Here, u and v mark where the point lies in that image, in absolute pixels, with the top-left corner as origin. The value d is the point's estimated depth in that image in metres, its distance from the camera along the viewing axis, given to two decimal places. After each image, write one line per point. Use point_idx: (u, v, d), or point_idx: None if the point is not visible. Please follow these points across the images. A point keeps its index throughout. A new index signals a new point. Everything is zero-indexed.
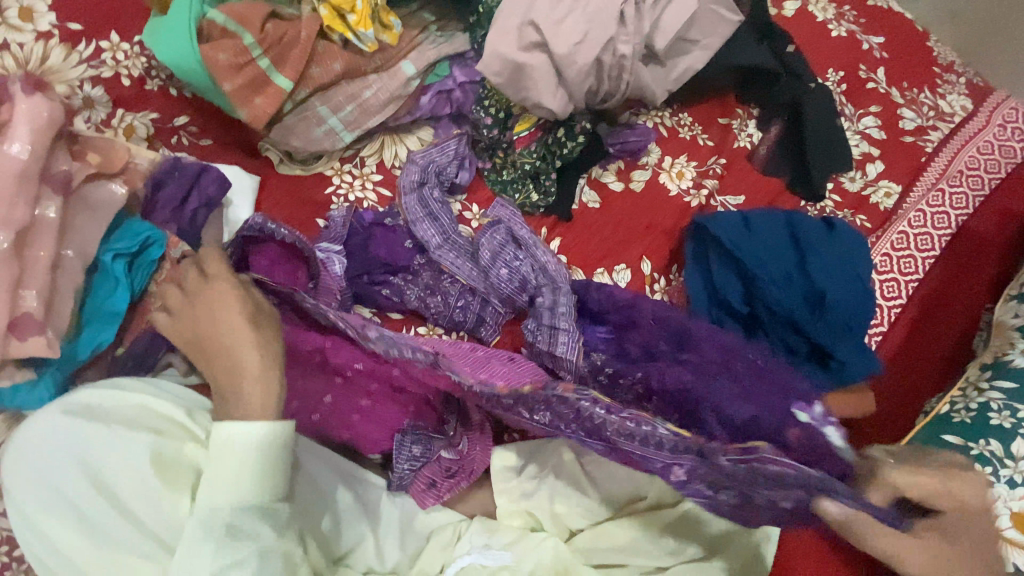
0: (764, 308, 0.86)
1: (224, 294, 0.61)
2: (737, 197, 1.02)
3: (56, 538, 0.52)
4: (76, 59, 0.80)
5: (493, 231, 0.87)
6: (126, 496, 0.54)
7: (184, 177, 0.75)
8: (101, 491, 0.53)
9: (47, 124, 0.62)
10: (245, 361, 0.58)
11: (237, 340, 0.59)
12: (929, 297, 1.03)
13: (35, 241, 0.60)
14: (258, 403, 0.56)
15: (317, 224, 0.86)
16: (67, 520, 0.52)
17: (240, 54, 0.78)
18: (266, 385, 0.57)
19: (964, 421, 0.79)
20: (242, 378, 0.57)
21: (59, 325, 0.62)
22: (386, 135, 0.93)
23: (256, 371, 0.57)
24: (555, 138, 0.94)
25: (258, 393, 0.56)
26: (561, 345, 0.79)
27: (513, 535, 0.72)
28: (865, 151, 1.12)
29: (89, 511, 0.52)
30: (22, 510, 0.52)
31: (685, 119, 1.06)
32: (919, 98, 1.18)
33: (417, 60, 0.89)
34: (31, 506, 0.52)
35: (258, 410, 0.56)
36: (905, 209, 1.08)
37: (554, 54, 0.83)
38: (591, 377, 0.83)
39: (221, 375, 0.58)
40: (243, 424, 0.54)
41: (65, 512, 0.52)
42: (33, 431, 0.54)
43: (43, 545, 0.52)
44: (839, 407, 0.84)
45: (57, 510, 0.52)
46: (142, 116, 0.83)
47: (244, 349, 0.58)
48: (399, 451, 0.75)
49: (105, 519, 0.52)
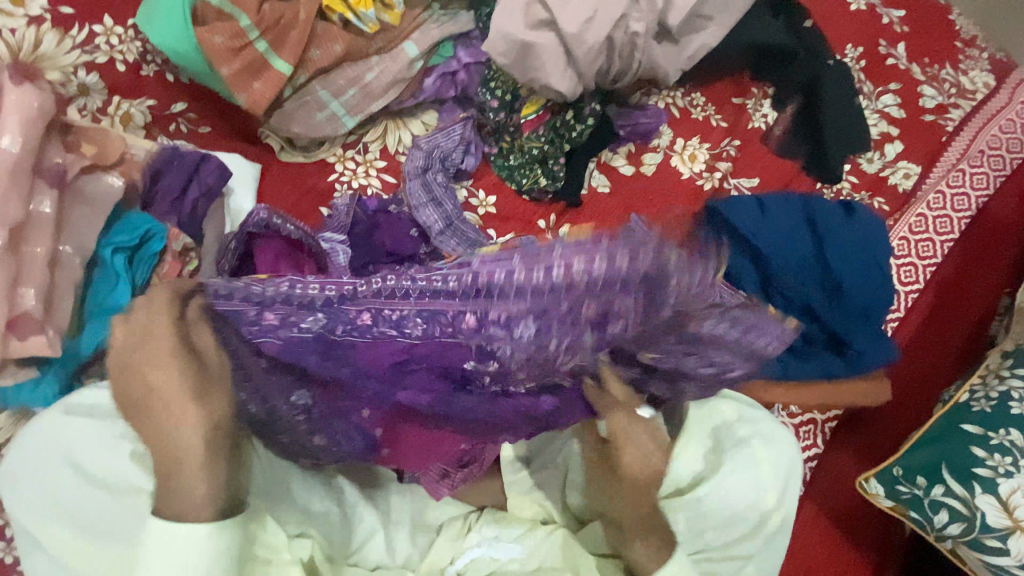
0: (780, 295, 0.82)
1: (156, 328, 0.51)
2: (751, 179, 0.99)
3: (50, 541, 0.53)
4: (69, 44, 0.76)
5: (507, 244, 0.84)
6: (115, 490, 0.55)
7: (183, 166, 0.74)
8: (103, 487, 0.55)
9: (38, 115, 0.60)
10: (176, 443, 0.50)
11: (188, 417, 0.50)
12: (947, 282, 1.00)
13: (30, 237, 0.59)
14: (200, 495, 0.51)
15: (320, 212, 0.84)
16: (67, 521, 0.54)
17: (236, 36, 0.75)
18: (207, 480, 0.51)
19: (984, 410, 0.77)
20: (188, 465, 0.50)
21: (60, 322, 0.60)
22: (389, 120, 0.90)
23: (206, 452, 0.51)
24: (563, 120, 0.91)
25: (213, 479, 0.52)
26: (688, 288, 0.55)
27: (523, 528, 0.73)
28: (884, 131, 1.08)
29: (87, 505, 0.54)
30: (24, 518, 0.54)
31: (697, 99, 1.02)
32: (940, 74, 1.14)
33: (420, 40, 0.86)
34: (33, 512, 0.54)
35: (196, 507, 0.51)
36: (924, 190, 1.05)
37: (564, 32, 0.80)
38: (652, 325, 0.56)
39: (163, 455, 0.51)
40: (184, 500, 0.51)
41: (70, 511, 0.54)
42: (25, 438, 0.56)
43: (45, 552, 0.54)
44: (846, 394, 0.84)
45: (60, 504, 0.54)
46: (139, 103, 0.81)
47: (190, 418, 0.50)
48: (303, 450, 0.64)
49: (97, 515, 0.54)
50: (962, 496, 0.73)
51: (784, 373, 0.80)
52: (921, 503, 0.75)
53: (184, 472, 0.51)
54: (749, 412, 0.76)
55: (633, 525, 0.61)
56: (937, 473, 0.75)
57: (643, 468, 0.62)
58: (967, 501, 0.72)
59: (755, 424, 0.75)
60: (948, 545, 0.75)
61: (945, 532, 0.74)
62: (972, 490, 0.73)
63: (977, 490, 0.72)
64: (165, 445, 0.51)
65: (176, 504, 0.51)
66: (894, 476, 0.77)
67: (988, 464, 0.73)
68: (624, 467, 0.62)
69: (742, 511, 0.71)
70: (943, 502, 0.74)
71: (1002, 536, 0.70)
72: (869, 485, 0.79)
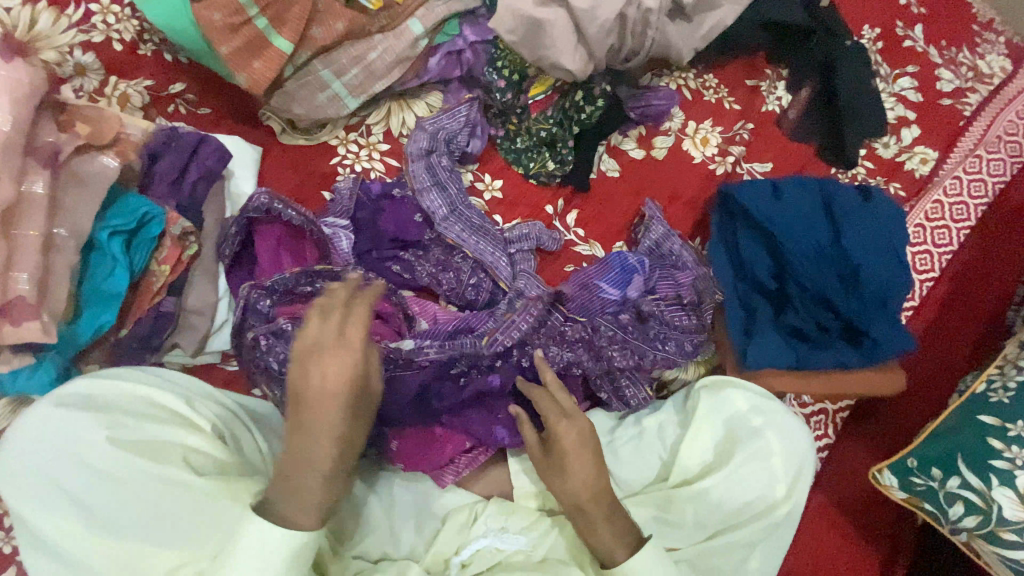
0: (795, 283, 0.80)
1: (344, 341, 0.52)
2: (763, 164, 0.97)
3: (54, 534, 0.51)
4: (64, 24, 0.76)
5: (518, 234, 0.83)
6: (120, 483, 0.53)
7: (181, 147, 0.71)
8: (105, 476, 0.52)
9: (29, 93, 0.58)
10: (316, 453, 0.51)
11: (336, 421, 0.52)
12: (963, 271, 0.98)
13: (23, 219, 0.57)
14: (314, 500, 0.52)
15: (323, 196, 0.82)
16: (72, 516, 0.51)
17: (235, 13, 0.72)
18: (327, 488, 0.52)
19: (1002, 401, 0.75)
20: (312, 471, 0.51)
21: (55, 308, 0.59)
22: (393, 101, 0.87)
23: (334, 464, 0.52)
24: (572, 102, 0.87)
25: (319, 491, 0.52)
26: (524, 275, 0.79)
27: (531, 519, 0.70)
28: (901, 115, 1.05)
29: (99, 501, 0.52)
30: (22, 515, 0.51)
31: (710, 81, 0.99)
32: (958, 57, 1.10)
33: (426, 18, 0.82)
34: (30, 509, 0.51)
35: (299, 514, 0.52)
36: (941, 176, 1.02)
37: (574, 8, 0.78)
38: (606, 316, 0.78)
39: (293, 456, 0.52)
40: (290, 506, 0.52)
41: (73, 503, 0.51)
42: (23, 429, 0.54)
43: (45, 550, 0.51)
44: (860, 385, 0.81)
45: (59, 497, 0.51)
46: (137, 83, 0.79)
47: (336, 423, 0.52)
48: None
49: (102, 509, 0.51)
50: (978, 488, 0.71)
51: (796, 363, 0.79)
52: (936, 495, 0.74)
53: (309, 476, 0.51)
54: (763, 404, 0.73)
55: (597, 510, 0.63)
56: (953, 465, 0.74)
57: (581, 454, 0.65)
58: (983, 494, 0.71)
59: (768, 416, 0.73)
60: (963, 539, 0.73)
61: (959, 525, 0.73)
62: (988, 482, 0.71)
63: (994, 482, 0.71)
64: (301, 448, 0.52)
65: (283, 505, 0.52)
66: (908, 467, 0.76)
67: (1006, 456, 0.71)
68: (562, 455, 0.65)
69: (747, 504, 0.69)
70: (959, 495, 0.73)
71: (1019, 529, 0.68)
72: (882, 476, 0.78)
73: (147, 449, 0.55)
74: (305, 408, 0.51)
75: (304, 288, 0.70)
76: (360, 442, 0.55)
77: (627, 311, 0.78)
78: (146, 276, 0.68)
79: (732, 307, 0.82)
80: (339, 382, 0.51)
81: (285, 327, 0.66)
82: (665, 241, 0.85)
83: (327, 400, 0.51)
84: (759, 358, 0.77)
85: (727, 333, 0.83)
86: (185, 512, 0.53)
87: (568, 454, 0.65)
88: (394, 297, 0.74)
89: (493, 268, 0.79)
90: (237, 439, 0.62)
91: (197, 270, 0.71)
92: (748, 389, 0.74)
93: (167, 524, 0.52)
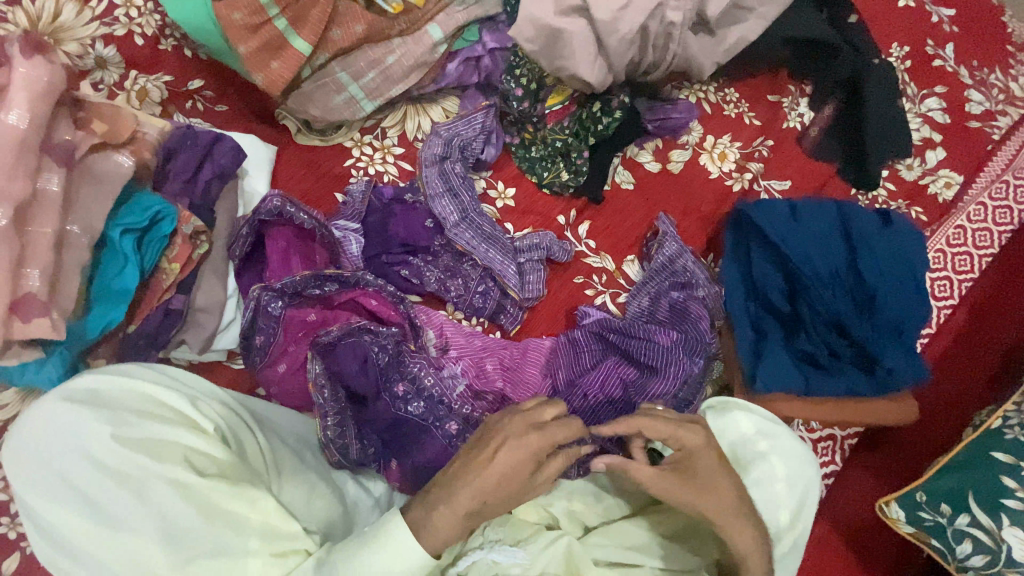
0: (809, 307, 0.79)
1: (514, 427, 0.55)
2: (782, 182, 0.95)
3: (64, 526, 0.46)
4: (88, 16, 0.76)
5: (529, 244, 0.82)
6: (132, 482, 0.48)
7: (197, 146, 0.73)
8: (114, 474, 0.47)
9: (47, 91, 0.58)
10: (462, 502, 0.51)
11: (494, 477, 0.52)
12: (983, 299, 0.95)
13: (37, 217, 0.57)
14: (433, 539, 0.51)
15: (335, 198, 0.82)
16: (84, 515, 0.46)
17: (256, 13, 0.71)
18: (446, 532, 0.51)
19: (1018, 438, 0.73)
20: (450, 514, 0.51)
21: (65, 304, 0.59)
22: (409, 105, 0.87)
23: (468, 512, 0.51)
24: (589, 112, 0.88)
25: (433, 537, 0.51)
26: (529, 282, 0.81)
27: (528, 531, 0.66)
28: (926, 136, 1.02)
29: (113, 501, 0.47)
30: (32, 511, 0.47)
31: (731, 95, 0.98)
32: (989, 79, 1.07)
33: (446, 23, 0.81)
34: (42, 503, 0.47)
35: (423, 524, 0.52)
36: (965, 202, 0.99)
37: (596, 20, 0.76)
38: (603, 341, 0.78)
39: (436, 488, 0.54)
40: (407, 538, 0.51)
41: (87, 501, 0.47)
42: (29, 422, 0.49)
43: (58, 549, 0.47)
44: (871, 412, 0.79)
45: (67, 493, 0.47)
46: (156, 79, 0.79)
47: (498, 474, 0.52)
48: (326, 438, 0.65)
49: (116, 510, 0.47)
50: (988, 527, 0.70)
51: (806, 388, 0.77)
52: (943, 531, 0.72)
53: (440, 510, 0.52)
54: (768, 426, 0.72)
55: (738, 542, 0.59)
56: (962, 502, 0.72)
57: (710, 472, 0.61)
58: (992, 533, 0.69)
59: (774, 439, 0.71)
60: None
61: (967, 562, 0.71)
62: (998, 521, 0.69)
63: (1005, 522, 0.69)
64: (454, 481, 0.53)
65: (402, 525, 0.51)
66: (916, 502, 0.74)
67: (1018, 496, 0.69)
68: (694, 474, 0.60)
69: None
70: (967, 533, 0.71)
71: None
72: (889, 509, 0.76)
73: (158, 450, 0.50)
74: (482, 451, 0.54)
75: (313, 292, 0.71)
76: (495, 507, 0.54)
77: (625, 337, 0.77)
78: (156, 274, 0.69)
79: (743, 327, 0.80)
80: (525, 453, 0.53)
81: (386, 330, 0.71)
82: (678, 258, 0.83)
83: (506, 458, 0.52)
84: (769, 381, 0.76)
85: (737, 354, 0.81)
86: (198, 517, 0.48)
87: (706, 471, 0.60)
88: (400, 305, 0.73)
89: (501, 277, 0.79)
90: (241, 442, 0.58)
91: (206, 268, 0.72)
92: (753, 413, 0.73)
93: (187, 529, 0.48)
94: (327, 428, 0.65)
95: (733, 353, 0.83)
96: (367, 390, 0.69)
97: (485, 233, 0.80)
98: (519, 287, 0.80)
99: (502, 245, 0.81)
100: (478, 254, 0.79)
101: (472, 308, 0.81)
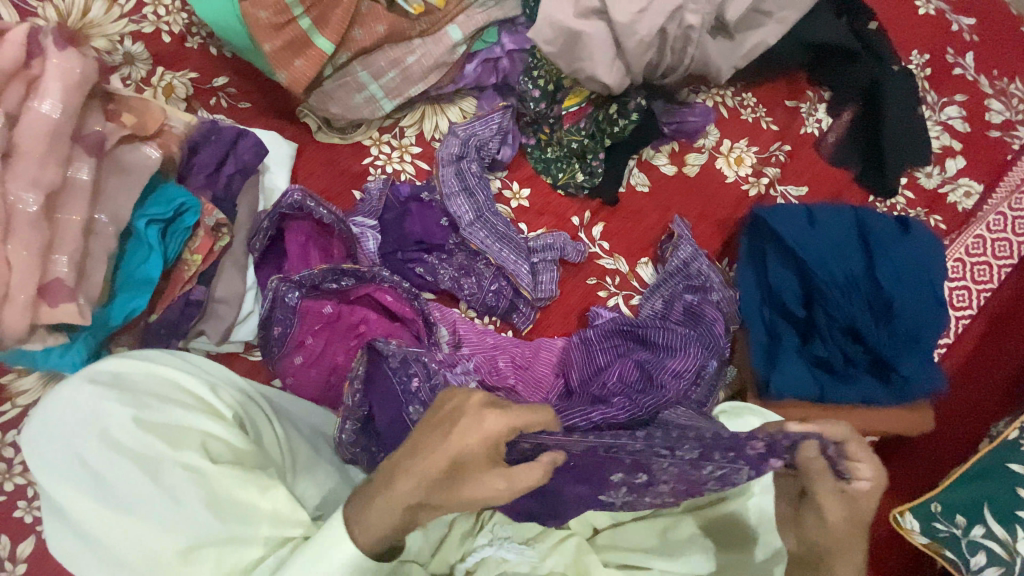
0: (823, 312, 0.78)
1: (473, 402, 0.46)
2: (799, 187, 0.94)
3: (76, 506, 0.47)
4: (116, 13, 0.78)
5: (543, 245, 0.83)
6: (146, 466, 0.48)
7: (221, 141, 0.74)
8: (131, 456, 0.48)
9: (79, 82, 0.60)
10: (403, 495, 0.44)
11: (445, 461, 0.44)
12: (1003, 310, 0.93)
13: (66, 204, 0.59)
14: (364, 535, 0.46)
15: (352, 195, 0.83)
16: (95, 498, 0.47)
17: (281, 12, 0.73)
18: (381, 529, 0.46)
19: None
20: (386, 508, 0.45)
21: (90, 292, 0.61)
22: (427, 105, 0.88)
23: (405, 507, 0.45)
24: (606, 114, 0.88)
25: (368, 535, 0.46)
26: (543, 282, 0.82)
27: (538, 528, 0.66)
28: (946, 144, 1.01)
29: (126, 483, 0.47)
30: (48, 489, 0.48)
31: (748, 100, 0.98)
32: (1010, 88, 1.06)
33: (465, 24, 0.82)
34: (57, 482, 0.48)
35: (361, 514, 0.46)
36: (985, 211, 0.98)
37: (614, 22, 0.77)
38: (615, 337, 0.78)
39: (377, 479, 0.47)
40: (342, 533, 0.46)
41: (101, 482, 0.47)
42: (54, 401, 0.50)
43: (70, 527, 0.48)
44: (889, 422, 0.78)
45: (83, 472, 0.48)
46: (182, 75, 0.81)
47: (447, 459, 0.44)
48: (341, 439, 0.65)
49: (128, 492, 0.47)
50: (1003, 539, 0.68)
51: (821, 394, 0.77)
52: (959, 542, 0.71)
53: (377, 502, 0.45)
54: None
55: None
56: (978, 512, 0.70)
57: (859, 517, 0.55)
58: (1007, 545, 0.68)
59: None
60: None
61: None
62: (1014, 533, 0.68)
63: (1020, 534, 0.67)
64: (393, 468, 0.46)
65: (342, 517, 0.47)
66: (931, 512, 0.73)
67: None
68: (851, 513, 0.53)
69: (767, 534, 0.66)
70: (982, 544, 0.69)
71: None
72: (903, 519, 0.75)
73: (175, 437, 0.51)
74: (432, 432, 0.46)
75: (330, 285, 0.72)
76: (444, 499, 0.45)
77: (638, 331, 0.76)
78: (178, 265, 0.71)
79: (756, 330, 0.81)
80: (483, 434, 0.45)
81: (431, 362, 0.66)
82: (693, 261, 0.83)
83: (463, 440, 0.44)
84: (782, 385, 0.76)
85: (750, 359, 0.81)
86: (205, 505, 0.49)
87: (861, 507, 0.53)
88: (415, 301, 0.74)
89: (514, 275, 0.80)
90: (256, 430, 0.59)
91: (227, 261, 0.73)
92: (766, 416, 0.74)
93: (194, 517, 0.48)
94: (345, 428, 0.65)
95: (746, 358, 0.82)
96: (395, 418, 0.63)
97: (499, 231, 0.81)
98: (532, 286, 0.81)
99: (516, 244, 0.81)
100: (492, 252, 0.80)
101: (486, 307, 0.82)
